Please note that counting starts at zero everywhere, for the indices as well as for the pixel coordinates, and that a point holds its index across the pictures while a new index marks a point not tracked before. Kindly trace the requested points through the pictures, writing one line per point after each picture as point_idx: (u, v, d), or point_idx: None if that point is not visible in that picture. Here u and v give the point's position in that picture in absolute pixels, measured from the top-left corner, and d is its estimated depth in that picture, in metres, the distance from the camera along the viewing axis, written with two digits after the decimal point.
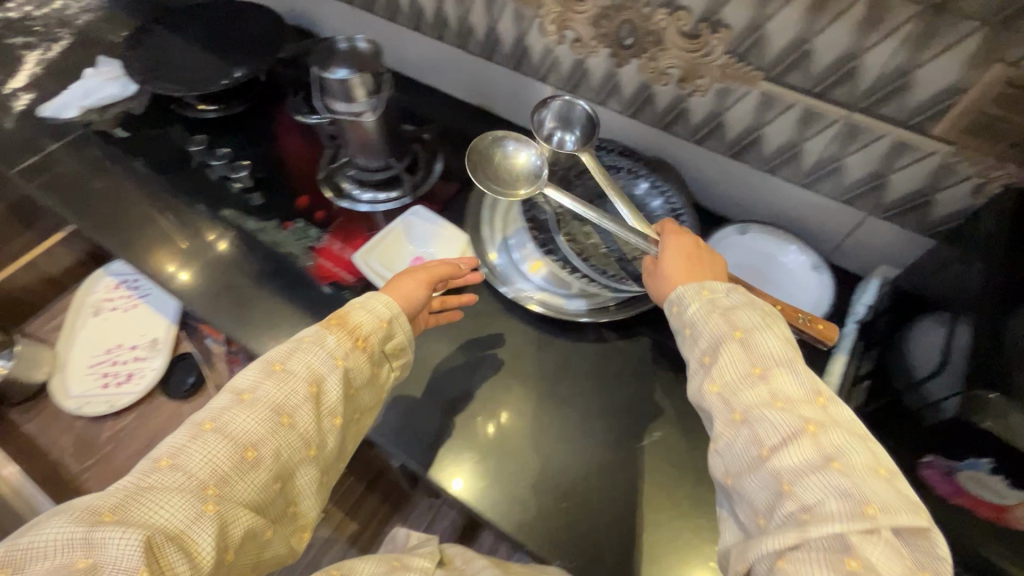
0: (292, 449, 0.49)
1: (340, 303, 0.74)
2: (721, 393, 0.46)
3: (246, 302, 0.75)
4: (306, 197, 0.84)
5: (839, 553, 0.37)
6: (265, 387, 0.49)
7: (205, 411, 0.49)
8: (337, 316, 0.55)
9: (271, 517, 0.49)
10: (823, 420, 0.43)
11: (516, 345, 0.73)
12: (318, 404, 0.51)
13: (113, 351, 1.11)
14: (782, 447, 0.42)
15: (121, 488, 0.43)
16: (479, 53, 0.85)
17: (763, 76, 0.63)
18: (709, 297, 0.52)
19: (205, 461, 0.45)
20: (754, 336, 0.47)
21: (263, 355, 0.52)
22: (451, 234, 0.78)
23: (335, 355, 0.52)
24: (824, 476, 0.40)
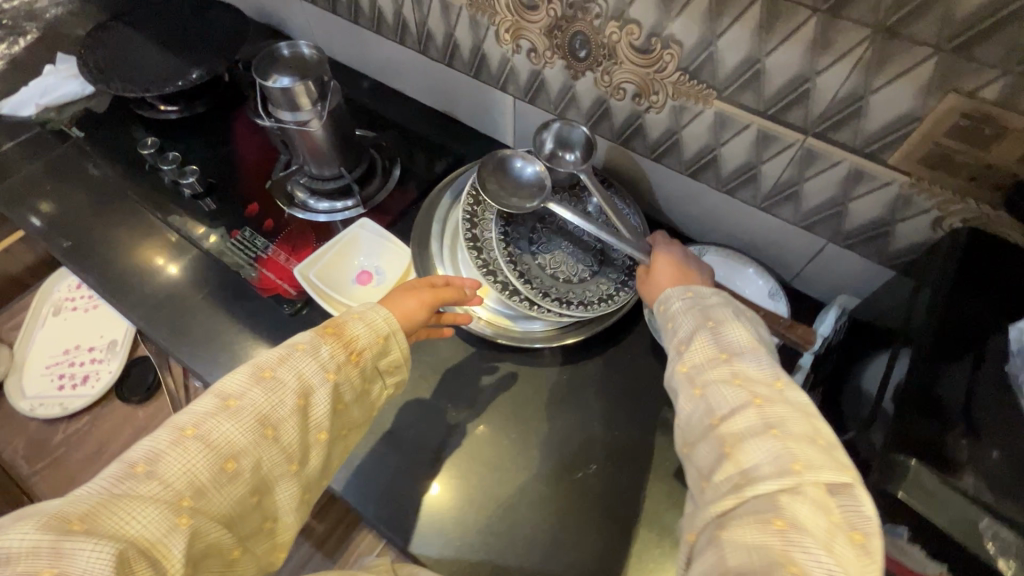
0: (273, 462, 0.45)
1: (279, 320, 0.68)
2: (688, 372, 0.48)
3: (182, 316, 0.69)
4: (256, 205, 0.78)
5: (765, 513, 0.37)
6: (253, 396, 0.45)
7: (185, 413, 0.44)
8: (333, 325, 0.51)
9: (241, 534, 0.44)
10: (774, 398, 0.43)
11: (462, 366, 0.67)
12: (305, 418, 0.47)
13: (72, 351, 0.97)
14: (729, 414, 0.43)
15: (92, 493, 0.38)
16: (439, 59, 0.80)
17: (716, 95, 0.58)
18: (693, 296, 0.54)
19: (184, 469, 0.40)
20: (726, 329, 0.49)
21: (254, 360, 0.47)
22: (398, 250, 0.70)
23: (327, 368, 0.48)
24: (765, 440, 0.41)
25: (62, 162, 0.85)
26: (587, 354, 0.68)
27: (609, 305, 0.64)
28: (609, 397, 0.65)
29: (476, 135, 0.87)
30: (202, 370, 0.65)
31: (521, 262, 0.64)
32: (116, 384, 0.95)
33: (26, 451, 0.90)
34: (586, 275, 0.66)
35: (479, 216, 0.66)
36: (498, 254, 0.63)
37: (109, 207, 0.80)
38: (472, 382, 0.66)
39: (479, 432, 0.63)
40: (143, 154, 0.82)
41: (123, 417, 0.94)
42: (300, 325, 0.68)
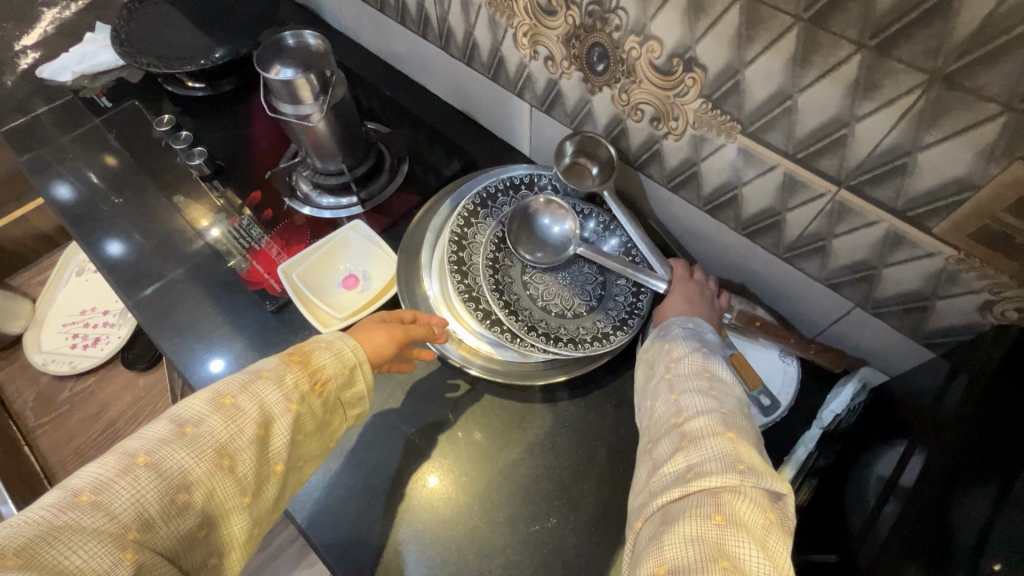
0: (227, 493, 0.41)
1: (261, 315, 0.67)
2: (668, 378, 0.48)
3: (171, 299, 0.69)
4: (259, 193, 0.77)
5: (705, 508, 0.37)
6: (210, 424, 0.41)
7: (135, 440, 0.40)
8: (300, 352, 0.48)
9: (186, 571, 0.40)
10: (739, 416, 0.44)
11: (435, 386, 0.64)
12: (263, 446, 0.43)
13: (88, 312, 1.01)
14: (695, 416, 0.43)
15: (30, 523, 0.34)
16: (459, 57, 0.76)
17: (740, 129, 0.51)
18: (694, 328, 0.53)
19: (132, 502, 0.36)
20: (717, 358, 0.50)
21: (216, 385, 0.44)
22: (385, 263, 0.68)
23: (290, 397, 0.45)
24: (719, 440, 0.41)
25: (87, 129, 0.87)
26: (572, 391, 0.63)
27: (601, 344, 0.58)
28: (582, 444, 0.61)
29: (492, 139, 0.83)
30: (177, 358, 0.65)
31: (508, 291, 0.59)
32: (122, 350, 0.98)
33: (36, 402, 0.95)
34: (581, 309, 0.60)
35: (468, 238, 0.61)
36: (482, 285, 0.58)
37: (123, 178, 0.81)
38: (438, 403, 0.63)
39: (463, 440, 0.61)
40: (159, 130, 0.84)
41: (125, 382, 0.97)
42: (278, 324, 0.66)
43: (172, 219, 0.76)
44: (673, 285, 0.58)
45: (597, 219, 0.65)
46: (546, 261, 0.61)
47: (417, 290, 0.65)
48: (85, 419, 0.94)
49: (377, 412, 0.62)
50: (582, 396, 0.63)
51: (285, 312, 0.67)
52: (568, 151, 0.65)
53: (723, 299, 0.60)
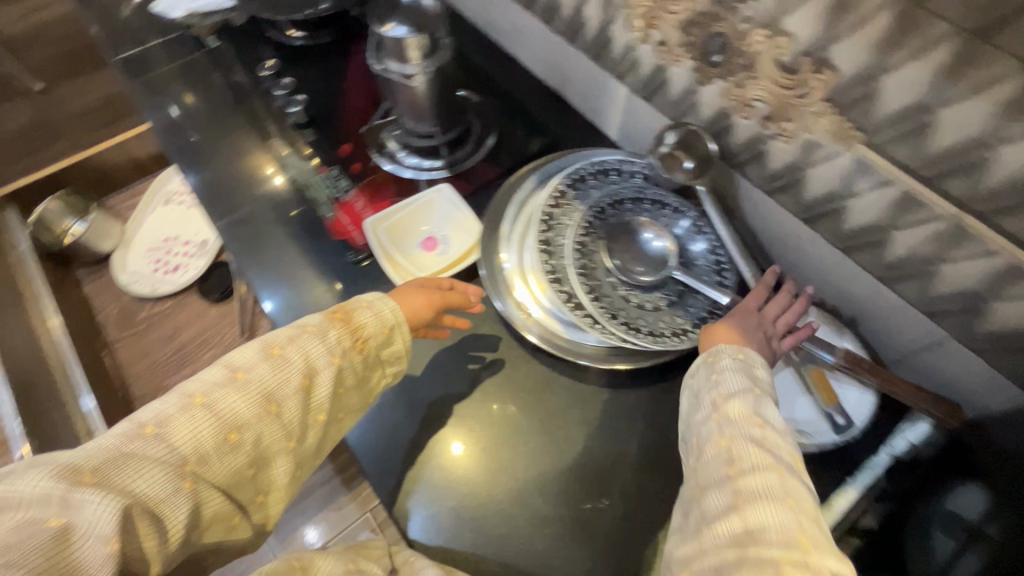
0: (274, 438, 0.45)
1: (342, 264, 0.69)
2: (718, 420, 0.46)
3: (261, 237, 0.73)
4: (349, 146, 0.78)
5: None
6: (261, 370, 0.45)
7: (195, 379, 0.44)
8: (342, 311, 0.52)
9: (239, 502, 0.45)
10: (794, 469, 0.42)
11: (501, 357, 0.65)
12: (308, 394, 0.47)
13: (171, 241, 1.05)
14: (750, 471, 0.41)
15: (101, 448, 0.38)
16: (562, 33, 0.75)
17: (862, 138, 0.49)
18: (744, 359, 0.50)
19: (190, 435, 0.40)
20: (769, 399, 0.47)
21: (267, 335, 0.48)
22: (467, 227, 0.69)
23: (334, 351, 0.49)
24: (781, 506, 0.39)
25: (193, 67, 0.90)
26: (636, 381, 0.63)
27: (681, 340, 0.56)
28: (638, 433, 0.61)
29: (580, 120, 0.82)
30: (261, 295, 0.69)
31: (592, 276, 0.58)
32: (198, 280, 1.02)
33: (116, 317, 1.02)
34: (661, 304, 0.58)
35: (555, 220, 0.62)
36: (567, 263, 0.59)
37: (220, 115, 0.84)
38: (502, 374, 0.64)
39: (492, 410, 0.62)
40: (261, 75, 0.86)
41: (196, 311, 1.02)
42: (356, 276, 0.69)
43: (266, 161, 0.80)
44: (729, 315, 0.55)
45: (689, 219, 0.62)
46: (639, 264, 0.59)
47: (495, 258, 0.65)
48: (161, 339, 1.00)
49: (446, 373, 0.64)
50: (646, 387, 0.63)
51: (364, 265, 0.69)
52: (666, 141, 0.62)
53: (789, 341, 0.55)
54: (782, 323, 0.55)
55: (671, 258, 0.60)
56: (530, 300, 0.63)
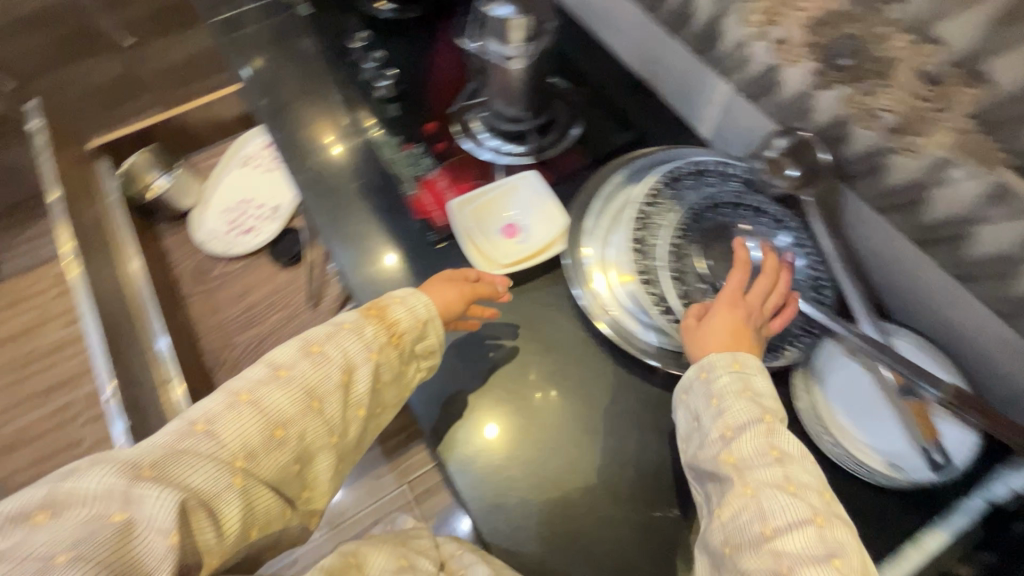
0: (316, 434, 0.49)
1: (421, 244, 0.69)
2: (734, 463, 0.45)
3: (343, 208, 0.73)
4: (434, 124, 0.78)
5: None
6: (302, 367, 0.49)
7: (239, 379, 0.49)
8: (377, 307, 0.55)
9: (287, 497, 0.50)
10: (829, 513, 0.42)
11: (573, 351, 0.64)
12: (347, 390, 0.51)
13: (246, 203, 1.08)
14: (785, 529, 0.40)
15: (159, 445, 0.42)
16: (664, 23, 0.72)
17: (1007, 162, 0.45)
18: (740, 372, 0.49)
19: (239, 432, 0.45)
20: (780, 425, 0.46)
21: (305, 335, 0.52)
22: (556, 217, 0.66)
23: (371, 347, 0.53)
24: (824, 568, 0.38)
25: (284, 32, 0.91)
26: None
27: (777, 358, 0.56)
28: None
29: (670, 116, 0.79)
30: (343, 268, 0.69)
31: (683, 280, 0.58)
32: (269, 244, 1.05)
33: (190, 273, 1.05)
34: None
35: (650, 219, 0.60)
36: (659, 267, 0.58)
37: (309, 85, 0.86)
38: (573, 368, 0.63)
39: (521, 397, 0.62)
40: (351, 46, 0.86)
41: (265, 274, 1.04)
42: (436, 258, 0.68)
43: (351, 133, 0.80)
44: (712, 307, 0.54)
45: (792, 233, 0.60)
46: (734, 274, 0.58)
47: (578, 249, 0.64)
48: (232, 298, 1.03)
49: (517, 361, 0.63)
50: None
51: (445, 248, 0.69)
52: (776, 147, 0.60)
53: (777, 323, 0.54)
54: (771, 302, 0.54)
55: (768, 271, 0.58)
56: (607, 291, 0.62)
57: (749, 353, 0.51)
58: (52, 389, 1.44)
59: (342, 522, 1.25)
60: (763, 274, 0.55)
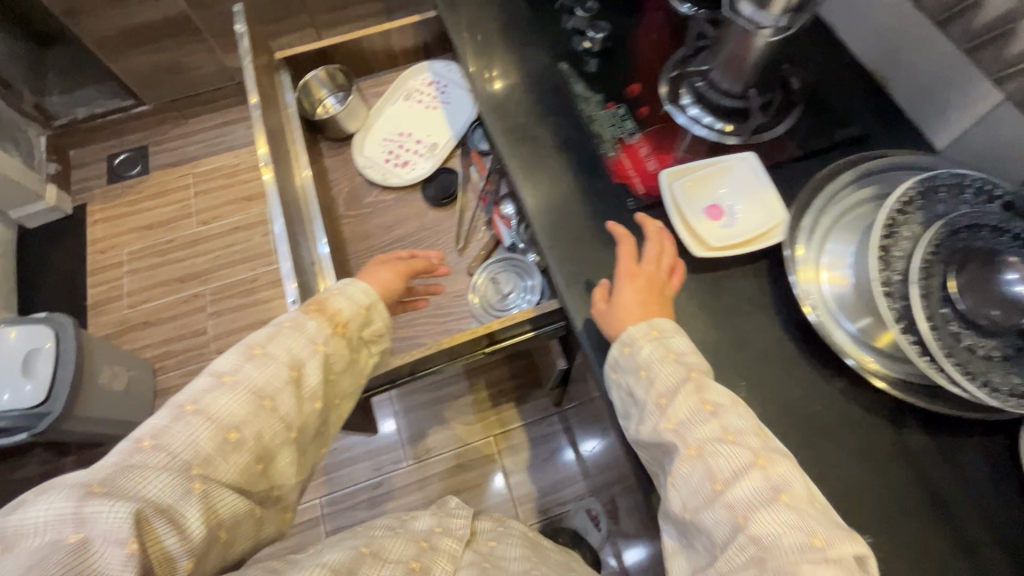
0: (274, 432, 0.53)
1: (617, 208, 0.66)
2: (676, 430, 0.48)
3: (537, 158, 0.71)
4: (639, 87, 0.74)
5: (805, 537, 0.41)
6: (246, 370, 0.54)
7: (185, 392, 0.52)
8: (317, 302, 0.62)
9: (255, 498, 0.53)
10: (773, 454, 0.46)
11: (766, 347, 0.59)
12: (299, 387, 0.56)
13: (404, 136, 1.08)
14: (734, 480, 0.45)
15: (105, 466, 0.45)
16: (936, 12, 0.64)
17: None
18: (659, 337, 0.53)
19: (188, 438, 0.48)
20: (706, 379, 0.51)
21: (245, 340, 0.56)
22: (771, 208, 0.62)
23: (317, 339, 0.59)
24: (777, 508, 0.43)
25: None
26: (919, 424, 0.56)
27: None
28: (910, 476, 0.54)
29: (902, 117, 0.72)
30: (535, 221, 0.67)
31: (931, 301, 0.51)
32: (423, 181, 1.05)
33: (346, 193, 1.05)
34: (997, 355, 0.50)
35: (897, 228, 0.54)
36: (910, 282, 0.51)
37: (508, 21, 0.82)
38: (766, 365, 0.58)
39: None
40: None
41: (417, 209, 1.03)
42: (632, 225, 0.65)
43: (549, 81, 0.76)
44: (616, 284, 0.58)
45: None
46: (987, 304, 0.49)
47: (794, 242, 0.61)
48: (380, 226, 1.03)
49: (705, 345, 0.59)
50: (934, 435, 0.56)
51: (643, 216, 0.66)
52: None
53: (676, 278, 0.60)
54: (663, 263, 0.60)
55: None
56: (812, 285, 0.59)
57: (665, 316, 0.56)
58: (185, 278, 1.57)
59: (425, 455, 1.33)
60: (648, 238, 0.61)
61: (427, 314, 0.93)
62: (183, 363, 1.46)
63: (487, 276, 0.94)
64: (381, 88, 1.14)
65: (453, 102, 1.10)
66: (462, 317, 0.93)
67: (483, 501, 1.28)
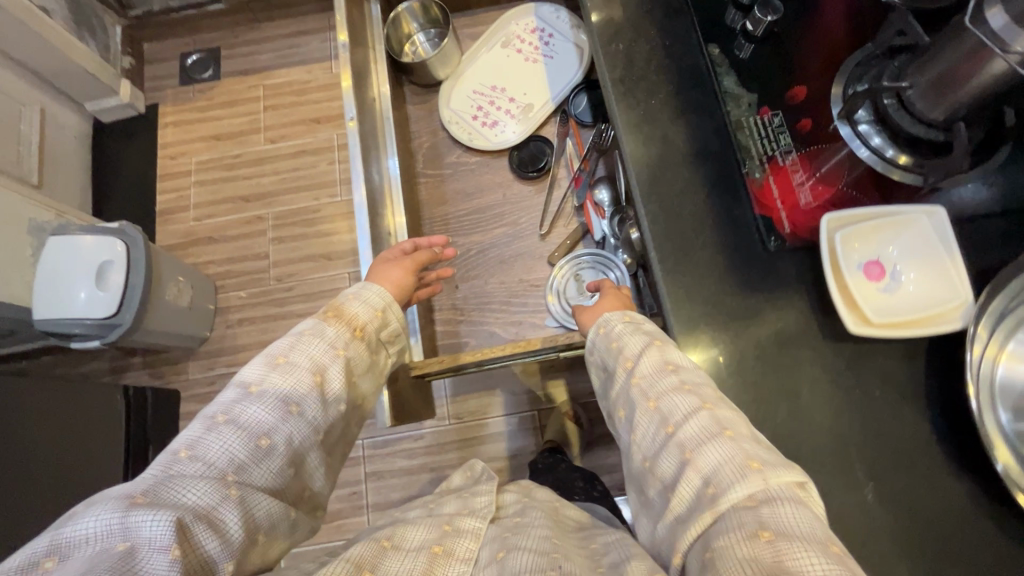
0: (303, 436, 0.55)
1: (752, 247, 0.57)
2: (641, 387, 0.53)
3: (663, 165, 0.60)
4: (804, 90, 0.60)
5: (743, 461, 0.44)
6: (270, 381, 0.56)
7: (215, 405, 0.55)
8: (334, 310, 0.64)
9: (288, 500, 0.55)
10: (718, 400, 0.50)
11: (903, 446, 0.50)
12: (324, 391, 0.58)
13: (498, 91, 0.96)
14: (684, 422, 0.48)
15: (148, 479, 0.47)
16: None
17: None
18: (630, 321, 0.59)
19: (224, 447, 0.51)
20: (670, 345, 0.55)
21: (269, 352, 0.58)
22: (950, 282, 0.51)
23: (337, 345, 0.60)
24: (721, 441, 0.46)
25: None
26: None
27: None
28: None
29: None
30: (654, 246, 0.58)
31: None
32: (512, 147, 0.94)
33: (428, 150, 0.96)
34: None
35: None
36: None
37: None
38: (900, 468, 0.50)
39: None
40: None
41: (502, 180, 0.94)
42: (768, 272, 0.56)
43: (691, 67, 0.64)
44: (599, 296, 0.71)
45: None
46: None
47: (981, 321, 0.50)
48: (458, 192, 0.95)
49: (831, 431, 0.51)
50: None
51: (784, 263, 0.56)
52: None
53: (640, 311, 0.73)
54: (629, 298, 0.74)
55: None
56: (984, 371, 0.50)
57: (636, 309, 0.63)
58: (250, 197, 1.54)
59: (467, 417, 1.32)
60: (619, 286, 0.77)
61: (499, 301, 0.87)
62: (244, 285, 1.47)
63: (567, 275, 0.86)
64: (477, 28, 1.00)
65: (557, 56, 0.96)
66: (537, 310, 0.87)
67: (519, 472, 1.28)
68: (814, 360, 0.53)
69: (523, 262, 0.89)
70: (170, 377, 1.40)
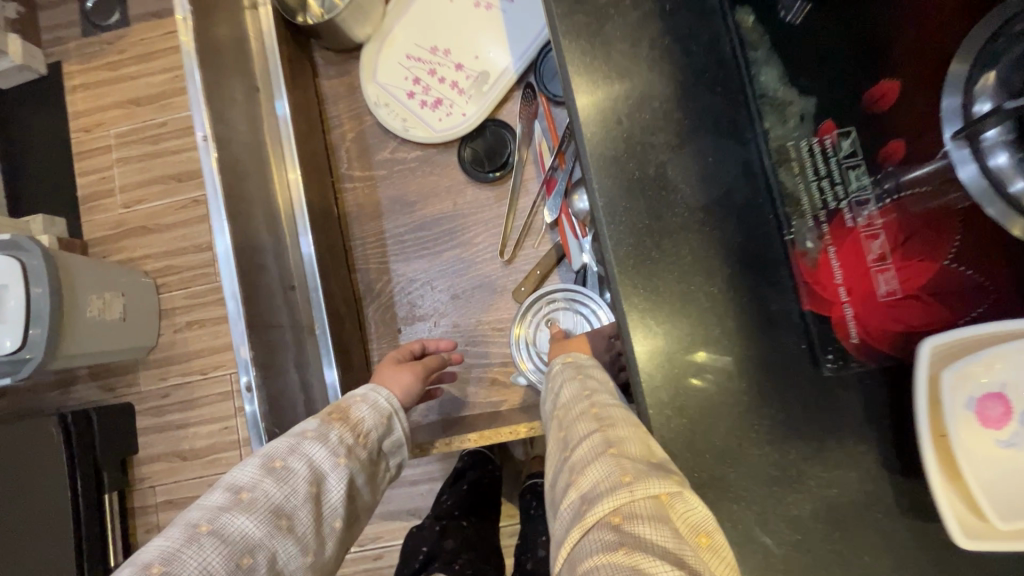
0: (290, 557, 0.38)
1: (798, 364, 0.36)
2: (556, 417, 0.42)
3: (657, 218, 0.38)
4: (894, 89, 0.35)
5: (613, 471, 0.33)
6: (265, 487, 0.39)
7: (193, 508, 0.38)
8: (339, 411, 0.46)
9: None
10: (621, 415, 0.38)
11: None
12: (318, 505, 0.41)
13: (441, 54, 0.70)
14: (578, 441, 0.37)
15: None
16: None
17: None
18: (573, 363, 0.46)
19: (200, 571, 0.35)
20: (597, 374, 0.44)
21: (262, 449, 0.42)
22: None
23: (339, 452, 0.43)
24: (601, 457, 0.35)
25: None
26: None
27: None
28: None
29: None
30: (640, 358, 0.37)
31: None
32: (465, 137, 0.70)
33: (353, 144, 0.72)
34: None
35: None
36: None
37: None
38: None
39: None
40: None
41: (450, 184, 0.71)
42: (814, 408, 0.36)
43: (703, 45, 0.39)
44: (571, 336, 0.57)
45: None
46: None
47: None
48: (395, 200, 0.72)
49: None
50: None
51: (838, 392, 0.36)
52: None
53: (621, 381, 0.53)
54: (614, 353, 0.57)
55: None
56: None
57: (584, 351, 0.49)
58: (185, 175, 1.14)
59: None
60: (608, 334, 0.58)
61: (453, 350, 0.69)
62: (188, 282, 1.11)
63: (534, 325, 0.65)
64: None
65: None
66: (501, 362, 0.68)
67: None
68: (879, 553, 0.34)
69: (481, 297, 0.70)
70: (121, 390, 1.10)
